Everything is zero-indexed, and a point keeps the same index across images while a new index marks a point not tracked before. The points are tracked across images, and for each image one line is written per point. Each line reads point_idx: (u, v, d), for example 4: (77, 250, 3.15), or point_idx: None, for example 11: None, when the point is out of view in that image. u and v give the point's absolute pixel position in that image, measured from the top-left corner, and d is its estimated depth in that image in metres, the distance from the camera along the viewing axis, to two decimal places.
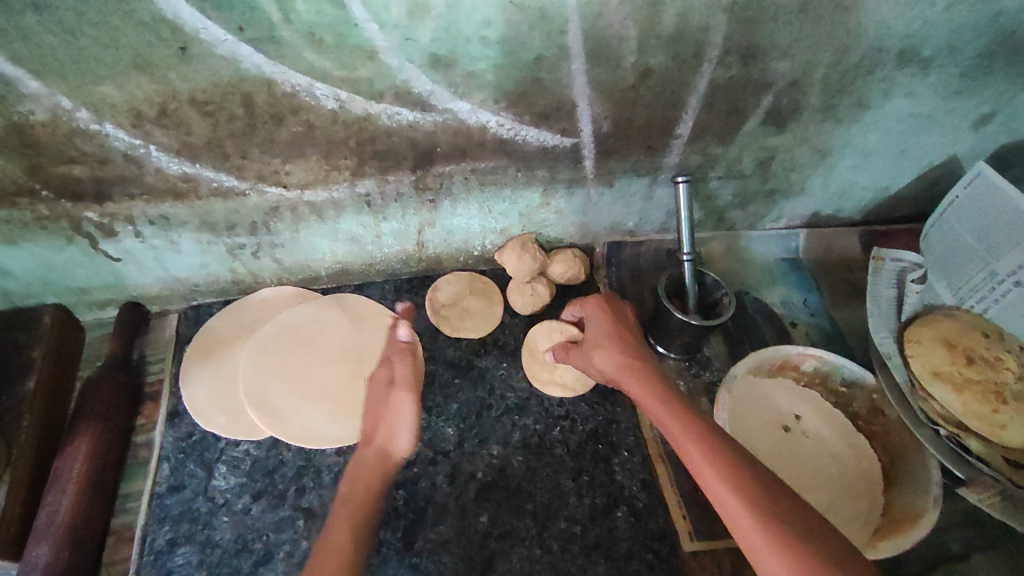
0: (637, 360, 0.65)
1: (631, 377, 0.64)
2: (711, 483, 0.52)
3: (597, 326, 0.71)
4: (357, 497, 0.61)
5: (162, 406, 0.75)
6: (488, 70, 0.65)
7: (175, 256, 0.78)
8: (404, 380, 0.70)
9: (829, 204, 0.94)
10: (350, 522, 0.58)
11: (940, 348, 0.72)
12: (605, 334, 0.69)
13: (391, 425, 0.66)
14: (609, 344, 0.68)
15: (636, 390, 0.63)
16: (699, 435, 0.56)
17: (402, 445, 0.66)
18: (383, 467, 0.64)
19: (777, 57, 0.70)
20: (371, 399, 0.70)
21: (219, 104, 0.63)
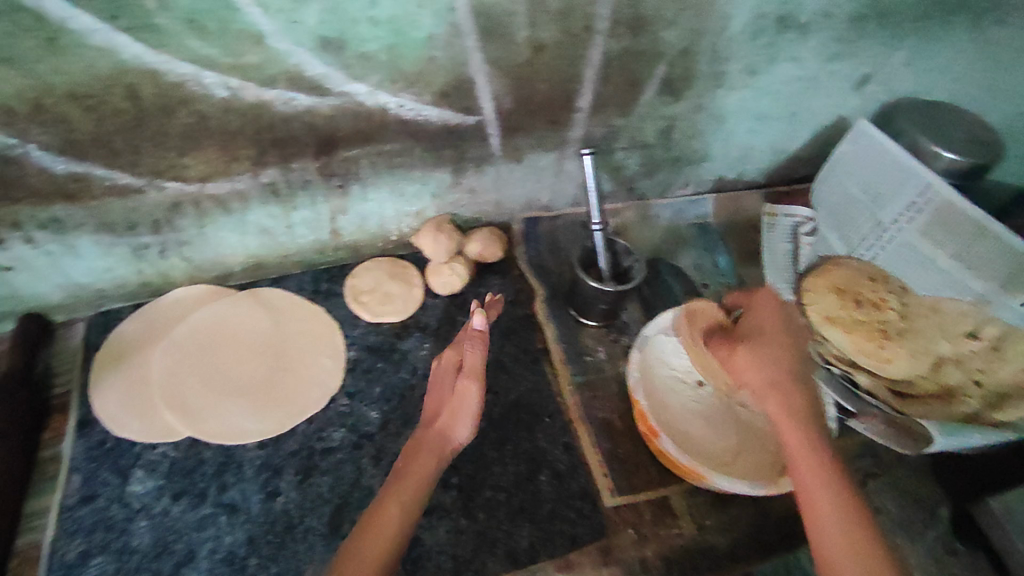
0: (788, 368, 0.66)
1: (776, 381, 0.65)
2: (817, 502, 0.57)
3: (766, 321, 0.71)
4: (412, 471, 0.62)
5: (70, 417, 0.72)
6: (381, 51, 0.65)
7: (75, 262, 0.74)
8: (472, 367, 0.70)
9: (731, 169, 0.99)
10: (400, 502, 0.59)
11: (832, 294, 0.80)
12: (770, 333, 0.69)
13: (454, 413, 0.67)
14: (768, 349, 0.68)
15: (773, 403, 0.65)
16: (820, 455, 0.60)
17: (460, 435, 0.67)
18: (439, 451, 0.65)
19: (665, 27, 0.73)
20: (441, 381, 0.72)
21: (101, 98, 0.60)
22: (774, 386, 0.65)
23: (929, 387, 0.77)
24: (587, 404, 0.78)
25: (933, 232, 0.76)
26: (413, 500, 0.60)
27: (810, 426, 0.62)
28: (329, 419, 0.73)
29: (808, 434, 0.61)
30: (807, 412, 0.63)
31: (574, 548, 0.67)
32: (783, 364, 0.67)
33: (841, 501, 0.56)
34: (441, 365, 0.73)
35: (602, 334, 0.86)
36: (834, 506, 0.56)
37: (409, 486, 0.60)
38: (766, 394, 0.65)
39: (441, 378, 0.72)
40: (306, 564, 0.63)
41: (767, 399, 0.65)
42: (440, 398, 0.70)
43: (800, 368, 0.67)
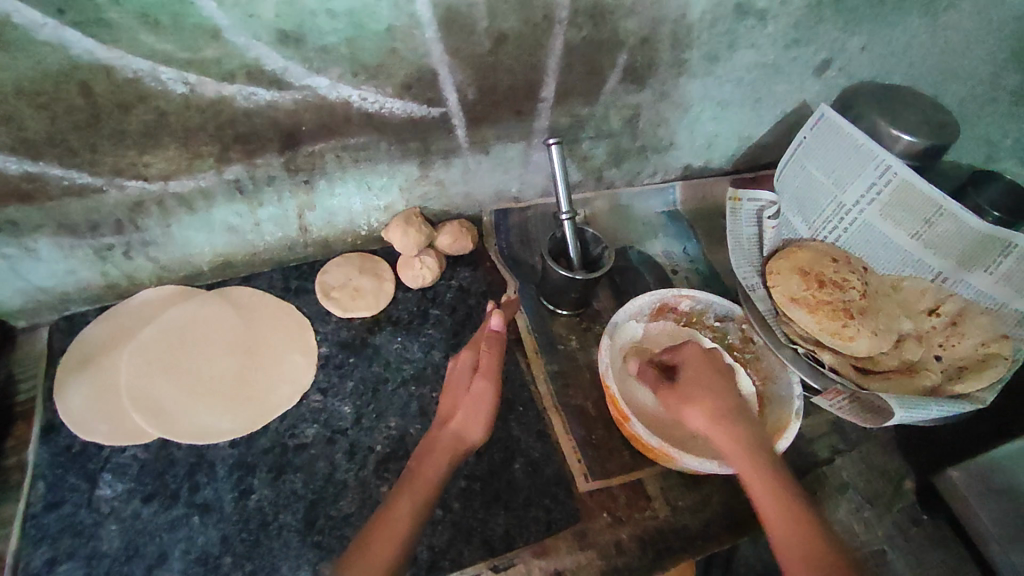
0: (734, 408, 0.66)
1: (724, 424, 0.65)
2: (785, 544, 0.58)
3: (695, 367, 0.70)
4: (422, 474, 0.59)
5: (35, 423, 0.71)
6: (340, 43, 0.65)
7: (35, 265, 0.73)
8: (488, 366, 0.66)
9: (698, 157, 1.00)
10: (411, 507, 0.57)
11: (796, 276, 0.81)
12: (705, 378, 0.69)
13: (468, 414, 0.64)
14: (711, 392, 0.67)
15: (721, 433, 0.65)
16: (775, 495, 0.61)
17: (473, 436, 0.63)
18: (453, 453, 0.62)
19: (624, 15, 0.74)
20: (456, 382, 0.68)
21: (53, 96, 0.59)
22: (724, 426, 0.65)
23: (892, 362, 0.80)
24: (561, 392, 0.79)
25: (893, 214, 0.82)
26: (424, 502, 0.58)
27: (768, 464, 0.63)
28: (302, 415, 0.73)
29: (761, 472, 0.62)
30: (759, 450, 0.64)
31: (549, 533, 0.68)
32: (728, 408, 0.66)
33: (806, 539, 0.57)
34: (458, 365, 0.69)
35: (574, 322, 0.87)
36: (798, 549, 0.57)
37: (418, 490, 0.58)
38: (719, 436, 0.65)
39: (455, 378, 0.68)
40: (281, 561, 0.63)
41: (722, 441, 0.65)
42: (452, 400, 0.66)
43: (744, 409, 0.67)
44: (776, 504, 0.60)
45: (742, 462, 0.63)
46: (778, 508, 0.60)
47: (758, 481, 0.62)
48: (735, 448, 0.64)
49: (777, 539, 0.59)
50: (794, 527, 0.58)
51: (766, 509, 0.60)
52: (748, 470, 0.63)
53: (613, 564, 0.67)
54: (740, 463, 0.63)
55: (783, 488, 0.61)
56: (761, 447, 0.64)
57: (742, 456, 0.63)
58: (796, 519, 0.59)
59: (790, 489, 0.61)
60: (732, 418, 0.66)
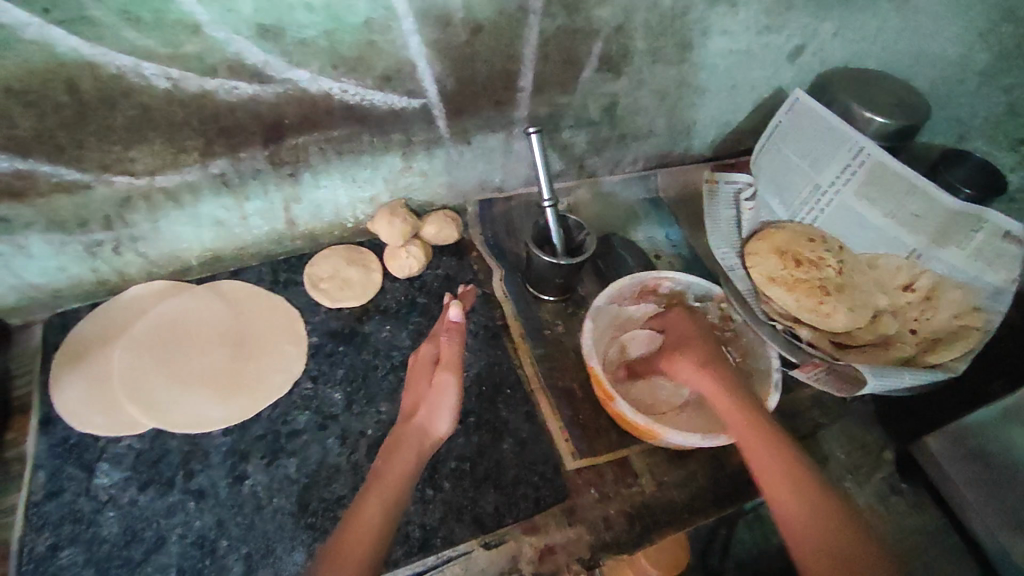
0: (713, 355, 0.74)
1: (711, 374, 0.71)
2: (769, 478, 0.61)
3: (681, 324, 0.79)
4: (394, 468, 0.61)
5: (33, 416, 0.72)
6: (319, 37, 0.67)
7: (27, 262, 0.74)
8: (449, 360, 0.70)
9: (677, 144, 1.03)
10: (383, 501, 0.58)
11: (773, 256, 0.84)
12: (684, 326, 0.78)
13: (433, 407, 0.67)
14: (693, 338, 0.77)
15: (707, 381, 0.71)
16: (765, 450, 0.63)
17: (442, 429, 0.66)
18: (420, 447, 0.64)
19: (597, 5, 0.77)
20: (419, 378, 0.70)
21: (40, 93, 0.61)
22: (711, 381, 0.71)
23: (870, 336, 0.82)
24: (547, 375, 0.81)
25: (868, 192, 0.84)
26: (395, 494, 0.59)
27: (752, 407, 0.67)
28: (293, 403, 0.74)
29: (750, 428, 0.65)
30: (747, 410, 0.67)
31: (538, 510, 0.69)
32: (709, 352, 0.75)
33: (794, 476, 0.60)
34: (418, 362, 0.72)
35: (559, 308, 0.89)
36: (786, 488, 0.60)
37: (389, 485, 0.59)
38: (705, 380, 0.71)
39: (417, 375, 0.71)
40: (277, 543, 0.64)
41: (709, 389, 0.70)
42: (416, 394, 0.69)
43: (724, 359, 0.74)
44: (768, 458, 0.62)
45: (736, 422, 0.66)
46: (768, 451, 0.63)
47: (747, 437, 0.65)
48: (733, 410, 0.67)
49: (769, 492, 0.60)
50: (786, 477, 0.60)
51: (758, 460, 0.62)
52: (733, 411, 0.67)
53: (603, 538, 0.69)
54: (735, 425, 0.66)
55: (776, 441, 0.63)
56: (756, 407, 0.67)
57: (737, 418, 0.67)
58: (788, 470, 0.61)
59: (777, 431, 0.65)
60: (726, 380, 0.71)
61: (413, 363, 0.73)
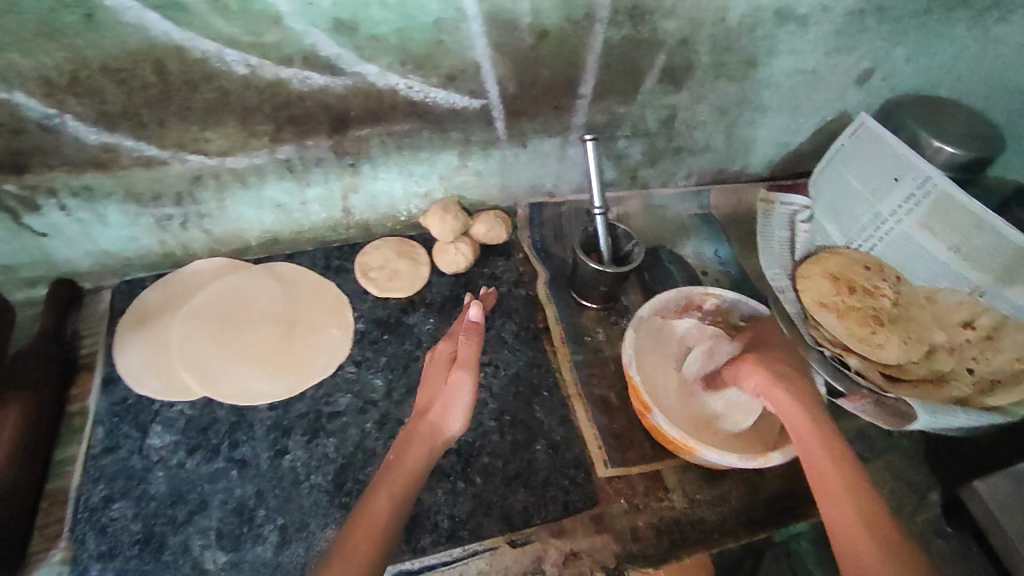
0: (782, 380, 0.68)
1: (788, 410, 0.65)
2: (839, 511, 0.56)
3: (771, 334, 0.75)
4: (404, 462, 0.59)
5: (96, 374, 0.76)
6: (390, 33, 0.69)
7: (103, 229, 0.79)
8: (466, 358, 0.68)
9: (733, 161, 1.02)
10: (392, 491, 0.56)
11: (826, 281, 0.84)
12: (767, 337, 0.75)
13: (445, 405, 0.64)
14: (752, 355, 0.72)
15: (782, 395, 0.66)
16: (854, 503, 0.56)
17: (452, 426, 0.63)
18: (430, 443, 0.61)
19: (664, 16, 0.77)
20: (434, 377, 0.68)
21: (131, 72, 0.65)
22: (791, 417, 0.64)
23: (922, 371, 0.78)
24: (585, 381, 0.81)
25: (931, 224, 0.81)
26: (403, 490, 0.57)
27: (828, 432, 0.62)
28: (336, 385, 0.76)
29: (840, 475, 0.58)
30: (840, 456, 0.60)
31: (567, 514, 0.69)
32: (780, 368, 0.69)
33: (868, 515, 0.55)
34: (437, 364, 0.70)
35: (602, 316, 0.89)
36: (861, 526, 0.54)
37: (397, 480, 0.57)
38: (778, 394, 0.66)
39: (437, 375, 0.68)
40: (311, 518, 0.66)
41: (782, 404, 0.66)
42: (431, 393, 0.66)
43: (803, 379, 0.68)
44: (842, 501, 0.57)
45: (824, 468, 0.59)
46: (842, 482, 0.58)
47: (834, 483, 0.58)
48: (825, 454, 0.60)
49: (844, 538, 0.54)
50: (859, 526, 0.54)
51: (829, 488, 0.58)
52: (807, 433, 0.62)
53: (629, 549, 0.68)
54: (824, 470, 0.59)
55: (853, 481, 0.58)
56: (835, 438, 0.62)
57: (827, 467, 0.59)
58: (864, 514, 0.55)
59: (854, 462, 0.60)
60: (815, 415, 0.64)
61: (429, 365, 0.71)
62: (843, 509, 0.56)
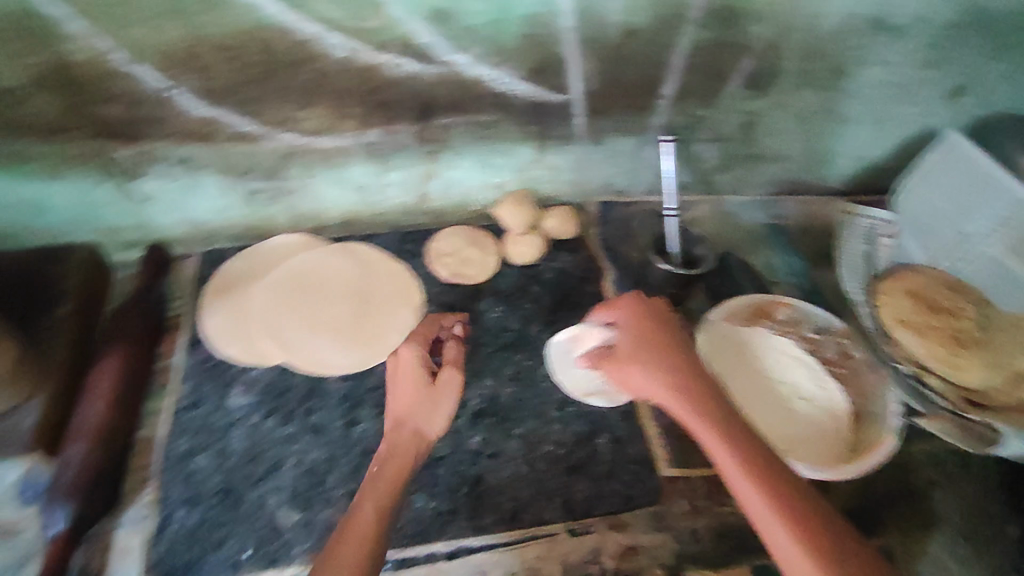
0: (680, 390, 0.64)
1: (694, 420, 0.62)
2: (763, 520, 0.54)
3: (625, 325, 0.72)
4: (389, 470, 0.64)
5: (184, 334, 0.81)
6: (484, 25, 0.71)
7: (198, 199, 0.84)
8: (450, 363, 0.76)
9: (811, 172, 0.99)
10: (377, 496, 0.61)
11: (906, 299, 0.81)
12: (634, 328, 0.71)
13: (431, 408, 0.71)
14: (642, 354, 0.68)
15: (676, 401, 0.63)
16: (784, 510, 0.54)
17: (436, 428, 0.70)
18: (415, 447, 0.67)
19: (755, 21, 0.77)
20: (405, 381, 0.73)
21: (240, 50, 0.68)
22: (698, 426, 0.61)
23: (1009, 401, 0.73)
24: None
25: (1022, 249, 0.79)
26: (387, 498, 0.61)
27: (727, 427, 0.61)
28: None
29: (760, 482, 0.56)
30: (755, 460, 0.58)
31: (627, 508, 0.69)
32: (675, 366, 0.66)
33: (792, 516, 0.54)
34: (403, 368, 0.74)
35: None
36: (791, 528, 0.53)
37: (380, 487, 0.61)
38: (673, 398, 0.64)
39: (410, 377, 0.73)
40: None
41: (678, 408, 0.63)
42: (408, 398, 0.71)
43: (693, 371, 0.66)
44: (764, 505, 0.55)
45: (749, 489, 0.56)
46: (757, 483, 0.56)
47: (755, 492, 0.56)
48: (738, 462, 0.58)
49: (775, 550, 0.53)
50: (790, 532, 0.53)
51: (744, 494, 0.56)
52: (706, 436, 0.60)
53: (689, 550, 0.67)
54: (742, 482, 0.57)
55: (765, 479, 0.57)
56: (737, 434, 0.60)
57: (746, 474, 0.57)
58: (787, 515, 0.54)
59: (759, 454, 0.59)
60: (716, 420, 0.61)
61: (388, 370, 0.75)
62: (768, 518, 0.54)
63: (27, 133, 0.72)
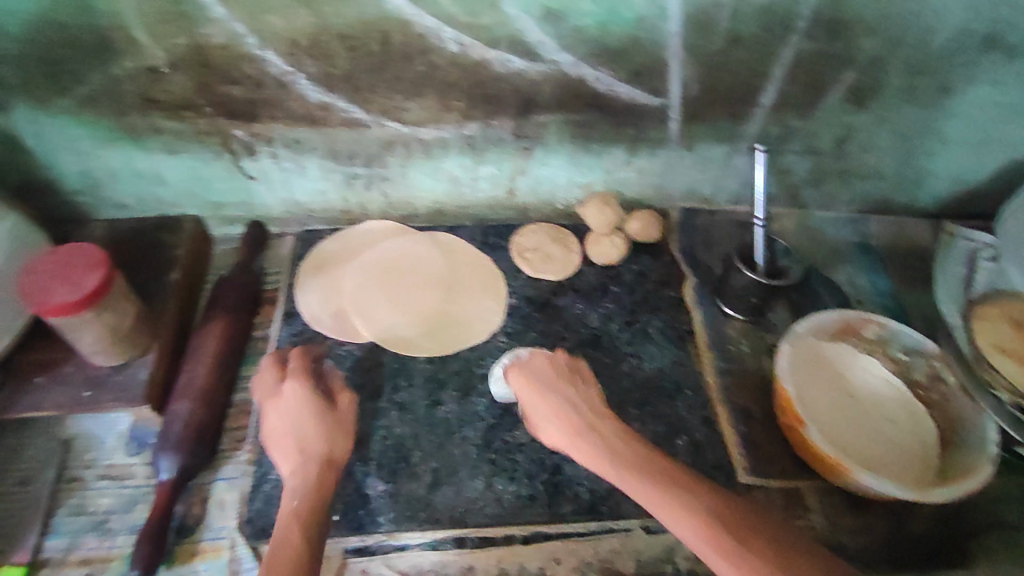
0: (601, 452, 0.63)
1: (623, 482, 0.61)
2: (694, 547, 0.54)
3: (519, 386, 0.72)
4: (306, 491, 0.62)
5: (279, 307, 0.85)
6: (593, 26, 0.73)
7: (300, 180, 0.88)
8: (336, 390, 0.73)
9: (903, 191, 0.97)
10: (299, 509, 0.61)
11: (1006, 326, 0.77)
12: (524, 389, 0.71)
13: (329, 430, 0.68)
14: (541, 413, 0.69)
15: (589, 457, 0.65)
16: (715, 539, 0.53)
17: (341, 450, 0.68)
18: (324, 468, 0.65)
19: (863, 33, 0.76)
20: (297, 411, 0.69)
21: (360, 40, 0.72)
22: (629, 486, 0.60)
23: None
24: (727, 388, 0.82)
25: None
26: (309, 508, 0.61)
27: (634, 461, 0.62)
28: (488, 351, 0.81)
29: (703, 525, 0.54)
30: (677, 494, 0.57)
31: None
32: (568, 422, 0.67)
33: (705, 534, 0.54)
34: (284, 400, 0.70)
35: (747, 328, 0.87)
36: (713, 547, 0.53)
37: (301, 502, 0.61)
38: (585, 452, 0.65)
39: (300, 404, 0.69)
40: (461, 466, 0.72)
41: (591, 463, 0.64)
42: (302, 426, 0.68)
43: (588, 421, 0.67)
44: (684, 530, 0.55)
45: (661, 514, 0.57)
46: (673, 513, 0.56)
47: (709, 543, 0.53)
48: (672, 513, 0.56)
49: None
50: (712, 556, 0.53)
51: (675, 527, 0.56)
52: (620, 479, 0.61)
53: None
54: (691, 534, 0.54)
55: (677, 504, 0.57)
56: (646, 466, 0.61)
57: (692, 526, 0.55)
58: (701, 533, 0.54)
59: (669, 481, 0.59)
60: (628, 457, 0.62)
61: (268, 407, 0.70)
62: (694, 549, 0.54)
63: (158, 108, 0.77)
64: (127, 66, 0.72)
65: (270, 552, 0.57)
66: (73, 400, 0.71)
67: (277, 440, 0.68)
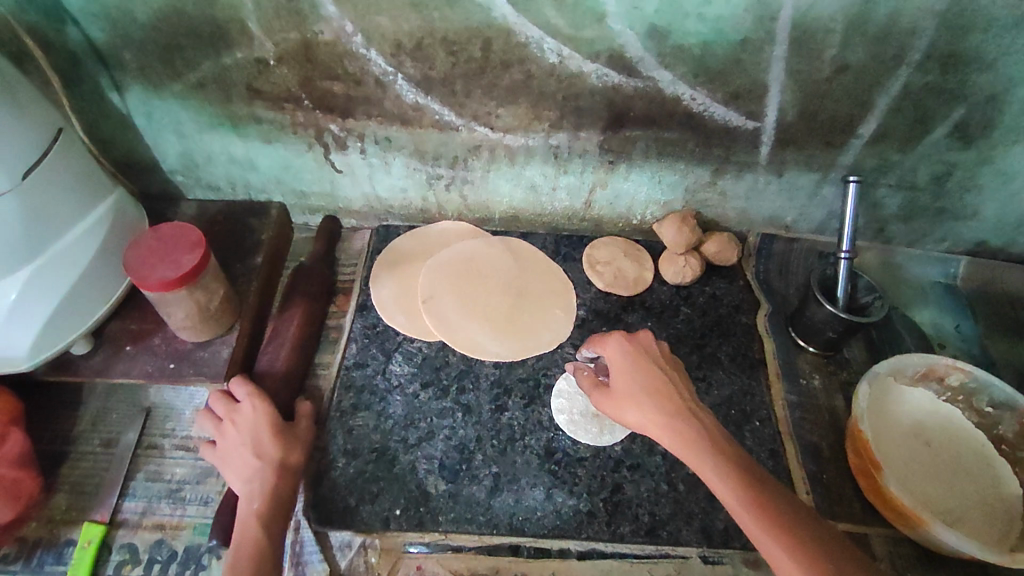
0: (705, 445, 0.59)
1: (718, 482, 0.57)
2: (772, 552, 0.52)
3: (617, 358, 0.67)
4: (264, 500, 0.63)
5: (354, 299, 0.88)
6: (696, 45, 0.72)
7: (384, 177, 0.90)
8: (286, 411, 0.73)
9: (1000, 235, 0.92)
10: (260, 516, 0.62)
11: None
12: (623, 366, 0.66)
13: (285, 439, 0.68)
14: (640, 393, 0.64)
15: (680, 444, 0.60)
16: (792, 533, 0.52)
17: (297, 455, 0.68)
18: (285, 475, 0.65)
19: (979, 70, 0.73)
20: (254, 420, 0.68)
21: (463, 46, 0.73)
22: (722, 487, 0.56)
23: None
24: (796, 423, 0.80)
25: None
26: (270, 514, 0.63)
27: (734, 454, 0.59)
28: (555, 361, 0.81)
29: (785, 535, 0.52)
30: (769, 492, 0.55)
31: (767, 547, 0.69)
32: (670, 406, 0.63)
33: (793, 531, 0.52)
34: (239, 413, 0.68)
35: (821, 362, 0.85)
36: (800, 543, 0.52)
37: (264, 509, 0.63)
38: (674, 438, 0.61)
39: (256, 415, 0.68)
40: (522, 474, 0.72)
41: (680, 449, 0.60)
42: (258, 435, 0.67)
43: (695, 410, 0.63)
44: (774, 531, 0.53)
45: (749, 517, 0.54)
46: (762, 511, 0.54)
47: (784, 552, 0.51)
48: (759, 522, 0.53)
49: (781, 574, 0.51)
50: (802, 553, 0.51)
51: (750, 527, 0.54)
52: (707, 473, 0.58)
53: None
54: (772, 544, 0.52)
55: (773, 497, 0.55)
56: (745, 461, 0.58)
57: (769, 534, 0.53)
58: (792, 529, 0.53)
59: (761, 475, 0.57)
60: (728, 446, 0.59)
61: (223, 421, 0.68)
62: (778, 551, 0.52)
63: (262, 99, 0.80)
64: (239, 57, 0.75)
65: (232, 553, 0.60)
66: (157, 371, 0.74)
67: (231, 451, 0.66)
